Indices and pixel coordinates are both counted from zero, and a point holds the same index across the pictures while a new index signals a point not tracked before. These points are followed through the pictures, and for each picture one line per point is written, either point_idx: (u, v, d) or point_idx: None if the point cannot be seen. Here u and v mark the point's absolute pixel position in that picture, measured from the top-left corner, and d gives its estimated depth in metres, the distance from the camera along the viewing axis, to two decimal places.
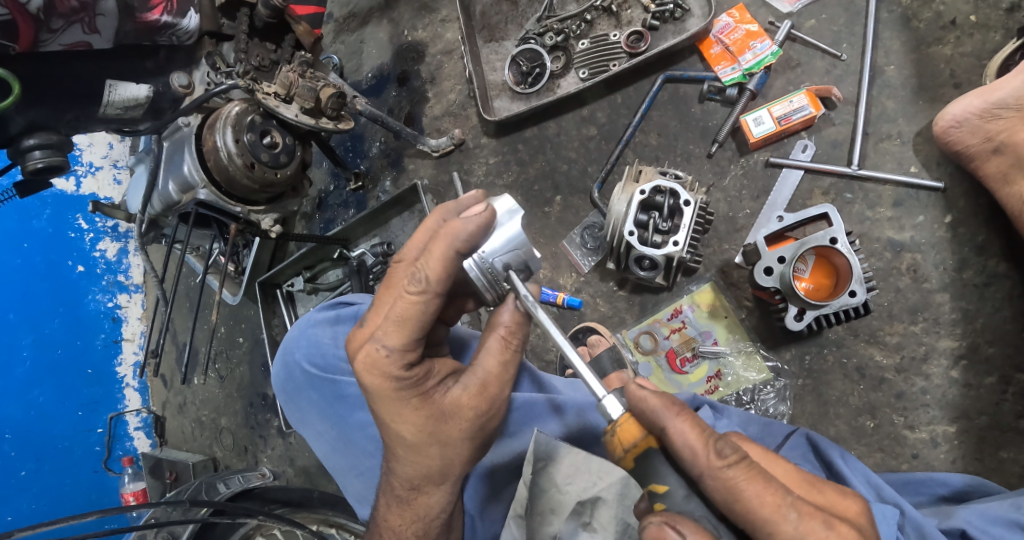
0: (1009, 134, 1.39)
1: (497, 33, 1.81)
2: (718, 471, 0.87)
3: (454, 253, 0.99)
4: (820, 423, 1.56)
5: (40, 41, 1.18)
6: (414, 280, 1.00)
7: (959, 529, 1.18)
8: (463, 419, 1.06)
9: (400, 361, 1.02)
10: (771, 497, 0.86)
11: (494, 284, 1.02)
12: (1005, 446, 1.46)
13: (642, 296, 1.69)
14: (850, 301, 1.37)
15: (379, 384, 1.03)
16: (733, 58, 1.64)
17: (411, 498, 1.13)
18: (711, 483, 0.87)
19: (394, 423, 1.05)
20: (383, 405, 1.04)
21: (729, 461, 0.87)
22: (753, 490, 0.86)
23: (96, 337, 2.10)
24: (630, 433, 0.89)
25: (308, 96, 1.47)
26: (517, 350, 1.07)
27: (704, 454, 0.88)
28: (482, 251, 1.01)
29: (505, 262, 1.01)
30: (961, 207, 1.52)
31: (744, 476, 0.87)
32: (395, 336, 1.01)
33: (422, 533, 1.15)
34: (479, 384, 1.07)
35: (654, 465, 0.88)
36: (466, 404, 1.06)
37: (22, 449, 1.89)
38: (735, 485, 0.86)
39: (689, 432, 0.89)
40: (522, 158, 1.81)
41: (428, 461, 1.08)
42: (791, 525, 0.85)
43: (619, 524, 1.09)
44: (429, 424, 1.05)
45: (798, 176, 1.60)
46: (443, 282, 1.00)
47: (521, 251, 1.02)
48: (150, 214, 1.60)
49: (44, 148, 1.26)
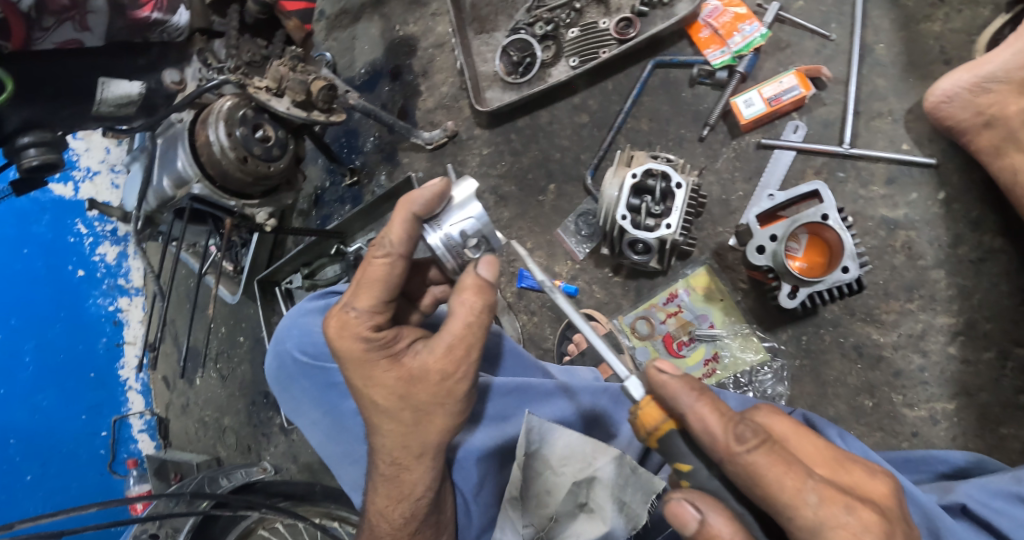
0: (1000, 107, 1.38)
1: (488, 24, 1.82)
2: (737, 457, 0.85)
3: (412, 217, 1.05)
4: (818, 404, 1.55)
5: (33, 39, 1.19)
6: (379, 246, 1.05)
7: (959, 503, 1.16)
8: (431, 382, 1.05)
9: (369, 322, 1.05)
10: (791, 481, 0.83)
11: (458, 255, 1.08)
12: (1006, 423, 1.46)
13: (638, 281, 1.69)
14: (843, 277, 1.36)
15: (350, 348, 1.05)
16: (722, 41, 1.65)
17: (395, 475, 1.13)
18: (731, 467, 0.86)
19: (368, 388, 1.07)
20: (354, 370, 1.06)
21: (750, 446, 0.85)
22: (774, 475, 0.83)
23: (97, 340, 2.12)
24: (653, 415, 0.91)
25: (299, 89, 1.49)
26: (484, 314, 1.04)
27: (724, 438, 0.86)
28: (442, 225, 1.07)
29: (463, 235, 1.07)
30: (954, 183, 1.52)
31: (765, 461, 0.84)
32: (364, 298, 1.05)
33: (409, 513, 1.15)
34: (445, 346, 1.04)
35: (680, 447, 0.90)
36: (432, 366, 1.04)
37: (26, 454, 1.90)
38: (755, 470, 0.84)
39: (709, 416, 0.87)
40: (515, 148, 1.81)
41: (404, 429, 1.08)
42: (811, 509, 0.82)
43: (616, 501, 1.18)
44: (399, 386, 1.05)
45: (791, 157, 1.60)
46: (406, 244, 1.05)
47: (481, 225, 1.07)
48: (146, 211, 1.62)
49: (40, 146, 1.27)
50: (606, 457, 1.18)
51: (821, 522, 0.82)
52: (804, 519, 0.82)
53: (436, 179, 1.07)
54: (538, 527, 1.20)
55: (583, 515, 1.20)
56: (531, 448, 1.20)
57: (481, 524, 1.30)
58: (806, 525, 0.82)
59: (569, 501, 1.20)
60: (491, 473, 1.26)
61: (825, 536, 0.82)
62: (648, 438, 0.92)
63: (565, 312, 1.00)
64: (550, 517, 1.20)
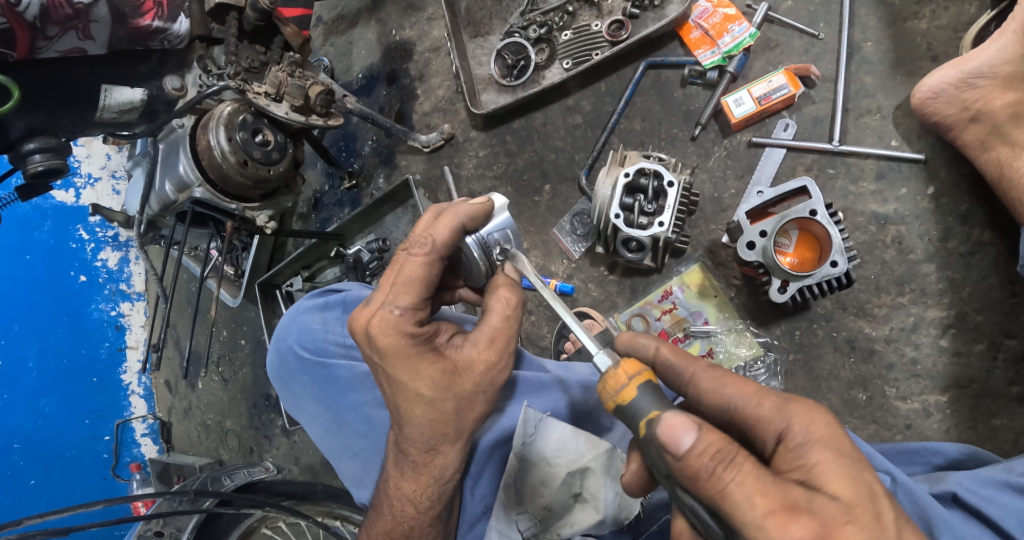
0: (985, 102, 1.40)
1: (482, 28, 1.85)
2: (703, 369, 0.95)
3: (460, 225, 1.09)
4: (812, 398, 1.58)
5: (37, 48, 1.20)
6: (419, 245, 1.07)
7: (950, 492, 1.17)
8: (475, 373, 1.09)
9: (412, 320, 1.06)
10: (750, 381, 0.92)
11: (488, 259, 1.14)
12: (998, 414, 1.47)
13: (632, 279, 1.71)
14: (832, 271, 1.38)
15: (394, 344, 1.05)
16: (712, 41, 1.67)
17: (427, 461, 1.14)
18: (701, 381, 0.95)
19: (412, 382, 1.06)
20: (398, 365, 1.06)
21: (711, 362, 0.96)
22: (736, 378, 0.93)
23: (100, 345, 2.16)
24: (632, 365, 0.91)
25: (297, 94, 1.53)
26: (520, 310, 1.11)
27: (689, 362, 0.97)
28: (480, 232, 1.14)
29: (496, 239, 1.15)
30: (943, 177, 1.54)
31: (726, 370, 0.94)
32: (406, 297, 1.06)
33: (436, 497, 1.17)
34: (487, 338, 1.10)
35: (654, 390, 0.88)
36: (477, 358, 1.09)
37: (30, 458, 1.97)
38: (720, 378, 0.93)
39: (675, 350, 0.98)
40: (510, 150, 1.84)
41: (444, 418, 1.10)
42: (773, 395, 0.89)
43: (608, 491, 1.22)
44: (445, 378, 1.07)
45: (781, 155, 1.62)
46: (447, 246, 1.08)
47: (508, 232, 1.17)
48: (148, 215, 1.66)
49: (44, 151, 1.29)
50: (599, 450, 1.22)
51: (785, 400, 0.88)
52: (765, 410, 0.88)
53: (479, 196, 1.14)
54: (535, 516, 1.24)
55: (578, 505, 1.24)
56: (526, 440, 1.23)
57: (476, 512, 1.30)
58: (769, 414, 0.88)
59: (563, 492, 1.24)
60: (490, 464, 1.28)
61: (789, 413, 0.86)
62: (628, 387, 0.89)
63: (554, 307, 1.04)
64: (546, 507, 1.24)
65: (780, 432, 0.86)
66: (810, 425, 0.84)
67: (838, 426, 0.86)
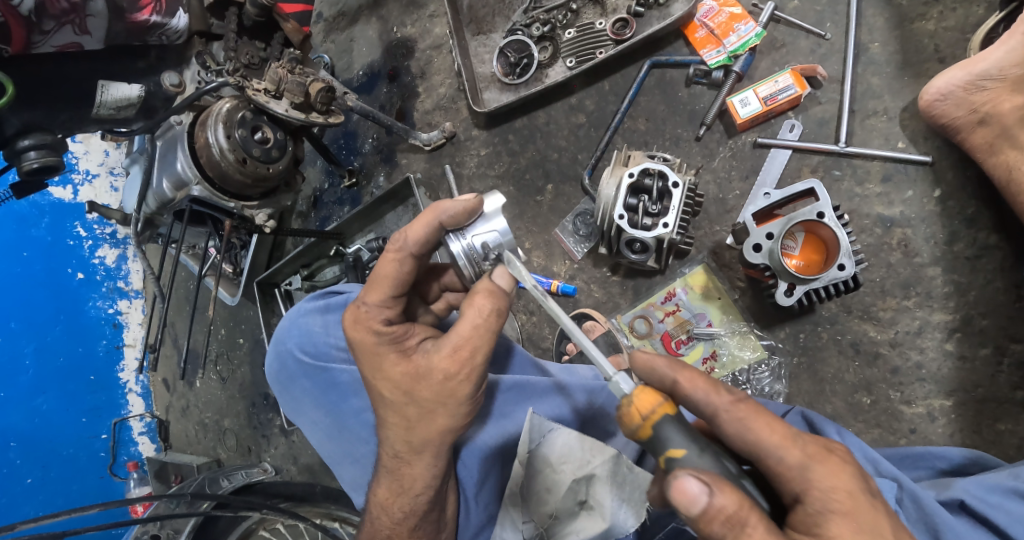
0: (993, 105, 1.39)
1: (485, 26, 1.82)
2: (726, 407, 0.92)
3: (438, 224, 1.07)
4: (815, 402, 1.56)
5: (33, 43, 1.18)
6: (392, 242, 1.10)
7: (957, 499, 1.15)
8: (436, 380, 1.05)
9: (380, 317, 1.10)
10: (775, 427, 0.89)
11: (476, 265, 1.08)
12: (1003, 419, 1.46)
13: (635, 280, 1.70)
14: (839, 274, 1.37)
15: (363, 339, 1.09)
16: (718, 41, 1.65)
17: (397, 469, 1.13)
18: (724, 419, 0.91)
19: (376, 379, 1.09)
20: (366, 361, 1.10)
21: (736, 396, 0.93)
22: (762, 422, 0.89)
23: (98, 343, 2.14)
24: (651, 397, 0.89)
25: (297, 91, 1.50)
26: (495, 318, 1.04)
27: (712, 396, 0.93)
28: (467, 234, 1.08)
29: (484, 243, 1.07)
30: (949, 180, 1.52)
31: (752, 410, 0.91)
32: (375, 294, 1.10)
33: (409, 508, 1.14)
34: (451, 346, 1.04)
35: (670, 431, 0.88)
36: (437, 366, 1.05)
37: (27, 457, 1.94)
38: (744, 419, 0.90)
39: (698, 380, 0.94)
40: (513, 149, 1.83)
41: (409, 424, 1.09)
42: (798, 449, 0.87)
43: (614, 498, 1.20)
44: (405, 381, 1.07)
45: (786, 156, 1.61)
46: (419, 245, 1.08)
47: (502, 236, 1.08)
48: (145, 213, 1.64)
49: (39, 148, 1.26)
50: (605, 455, 1.21)
51: (808, 458, 0.87)
52: (788, 464, 0.87)
53: (467, 194, 1.08)
54: (539, 525, 1.22)
55: (584, 513, 1.21)
56: (533, 446, 1.22)
57: (479, 522, 1.28)
58: (792, 470, 0.87)
59: (569, 499, 1.22)
60: (493, 469, 1.25)
61: (811, 474, 0.86)
62: (645, 425, 0.89)
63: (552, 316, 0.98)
64: (550, 514, 1.22)
65: (798, 492, 0.86)
66: (830, 491, 0.84)
67: (858, 487, 0.86)
